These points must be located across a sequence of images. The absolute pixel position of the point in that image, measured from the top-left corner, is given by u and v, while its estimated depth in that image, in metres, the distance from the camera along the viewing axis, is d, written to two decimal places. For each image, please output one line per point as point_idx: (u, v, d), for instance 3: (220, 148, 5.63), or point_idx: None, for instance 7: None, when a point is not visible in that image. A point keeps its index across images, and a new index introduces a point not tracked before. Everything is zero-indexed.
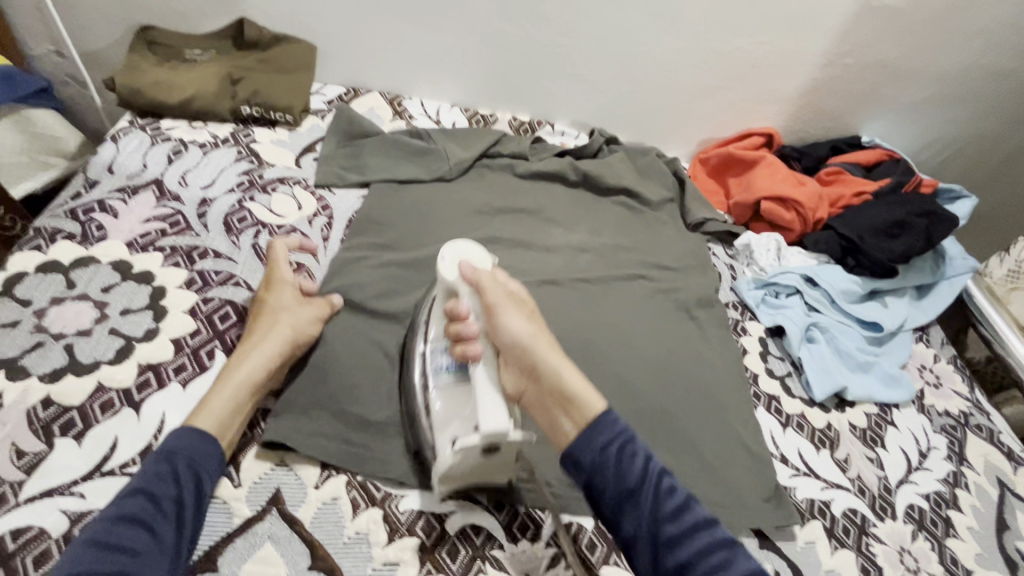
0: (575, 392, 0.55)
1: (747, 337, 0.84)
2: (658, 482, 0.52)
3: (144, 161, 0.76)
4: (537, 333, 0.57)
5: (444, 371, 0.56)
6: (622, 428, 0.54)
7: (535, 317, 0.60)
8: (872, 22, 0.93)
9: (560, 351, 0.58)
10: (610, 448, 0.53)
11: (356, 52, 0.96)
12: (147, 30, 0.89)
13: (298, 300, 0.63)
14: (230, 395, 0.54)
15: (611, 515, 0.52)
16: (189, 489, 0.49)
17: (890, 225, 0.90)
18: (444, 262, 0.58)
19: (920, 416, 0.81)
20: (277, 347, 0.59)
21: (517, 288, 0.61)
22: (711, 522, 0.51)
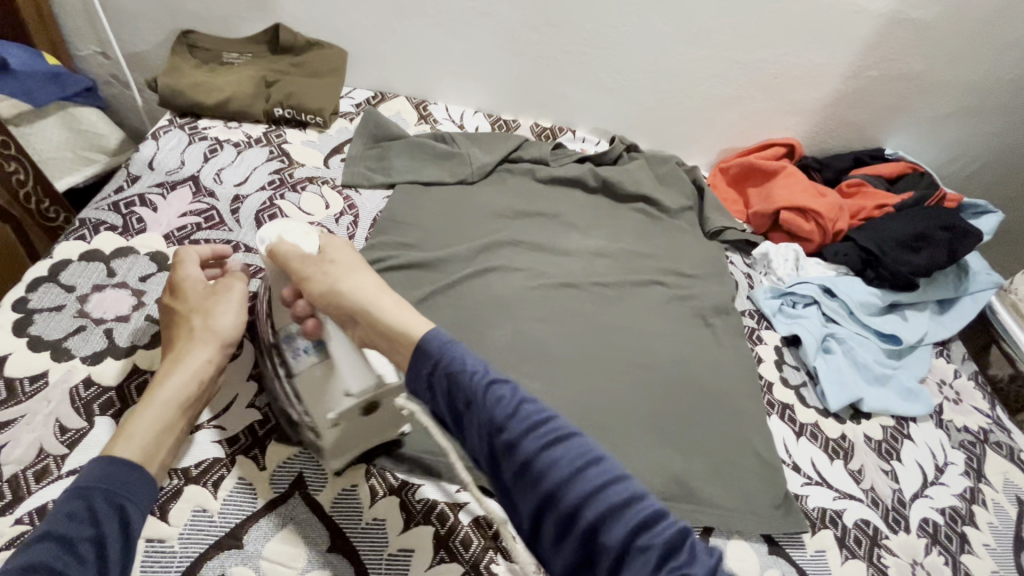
0: (399, 324, 0.50)
1: (762, 346, 0.84)
2: (484, 393, 0.44)
3: (182, 158, 0.80)
4: (344, 274, 0.54)
5: (305, 353, 0.56)
6: (445, 343, 0.47)
7: (345, 258, 0.56)
8: (899, 35, 0.93)
9: (377, 284, 0.54)
10: (433, 369, 0.47)
11: (385, 58, 0.99)
12: (186, 33, 0.92)
13: (209, 298, 0.59)
14: (154, 415, 0.51)
15: (456, 432, 0.47)
16: (107, 527, 0.44)
17: (912, 238, 0.90)
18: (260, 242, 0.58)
19: (939, 430, 0.80)
20: (203, 357, 0.56)
21: (329, 238, 0.58)
22: (542, 422, 0.44)
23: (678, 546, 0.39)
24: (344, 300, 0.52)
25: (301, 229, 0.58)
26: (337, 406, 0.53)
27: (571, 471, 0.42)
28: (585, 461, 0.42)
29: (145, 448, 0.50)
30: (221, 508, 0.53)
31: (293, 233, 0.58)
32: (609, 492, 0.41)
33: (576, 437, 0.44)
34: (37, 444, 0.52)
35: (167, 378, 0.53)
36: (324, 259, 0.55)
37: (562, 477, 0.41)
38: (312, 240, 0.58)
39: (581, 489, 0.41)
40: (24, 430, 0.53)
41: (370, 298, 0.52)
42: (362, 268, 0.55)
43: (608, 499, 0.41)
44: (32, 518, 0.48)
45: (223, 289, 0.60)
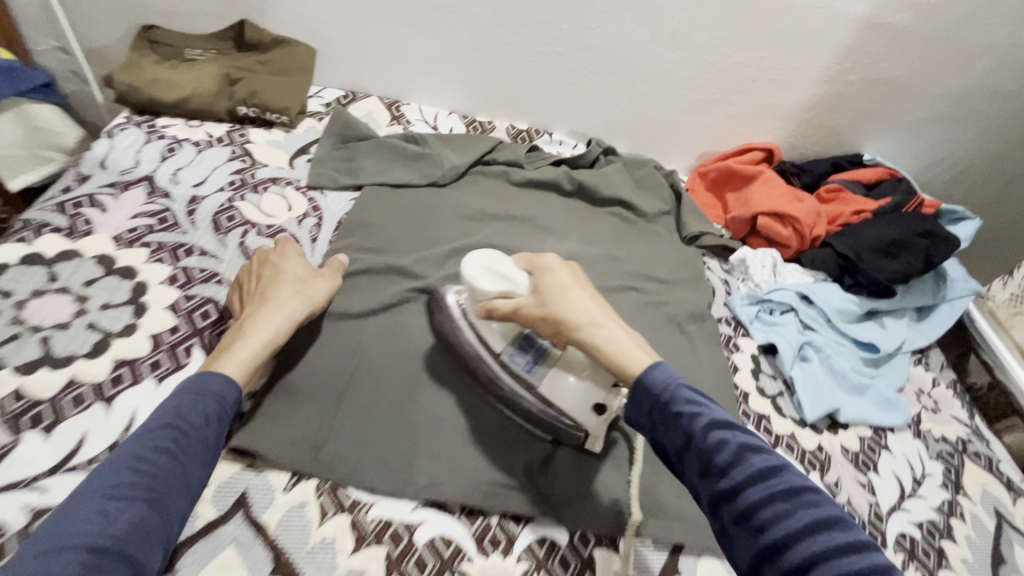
0: (617, 349, 0.56)
1: (739, 354, 0.83)
2: (706, 434, 0.48)
3: (137, 158, 0.76)
4: (569, 295, 0.59)
5: (534, 366, 0.62)
6: (667, 379, 0.53)
7: (557, 281, 0.60)
8: (876, 39, 0.91)
9: (591, 301, 0.60)
10: (654, 402, 0.52)
11: (356, 57, 0.96)
12: (147, 29, 0.89)
13: (309, 274, 0.67)
14: (256, 348, 0.57)
15: (678, 468, 0.51)
16: (215, 429, 0.51)
17: (889, 244, 0.89)
18: (473, 281, 0.61)
19: (916, 441, 0.79)
20: (298, 308, 0.62)
21: (528, 258, 0.64)
22: (769, 473, 0.45)
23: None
24: (574, 328, 0.58)
25: (494, 257, 0.63)
26: (588, 393, 0.60)
27: (797, 527, 0.42)
28: (816, 519, 0.42)
29: (242, 369, 0.56)
30: None
31: (496, 262, 0.62)
32: (849, 558, 0.40)
33: (806, 494, 0.44)
34: None
35: (270, 319, 0.60)
36: (547, 283, 0.60)
37: (787, 530, 0.42)
38: (508, 261, 0.63)
39: (811, 548, 0.41)
40: None
41: (586, 321, 0.58)
42: (575, 287, 0.61)
43: (841, 561, 0.40)
44: None
45: (324, 276, 0.68)
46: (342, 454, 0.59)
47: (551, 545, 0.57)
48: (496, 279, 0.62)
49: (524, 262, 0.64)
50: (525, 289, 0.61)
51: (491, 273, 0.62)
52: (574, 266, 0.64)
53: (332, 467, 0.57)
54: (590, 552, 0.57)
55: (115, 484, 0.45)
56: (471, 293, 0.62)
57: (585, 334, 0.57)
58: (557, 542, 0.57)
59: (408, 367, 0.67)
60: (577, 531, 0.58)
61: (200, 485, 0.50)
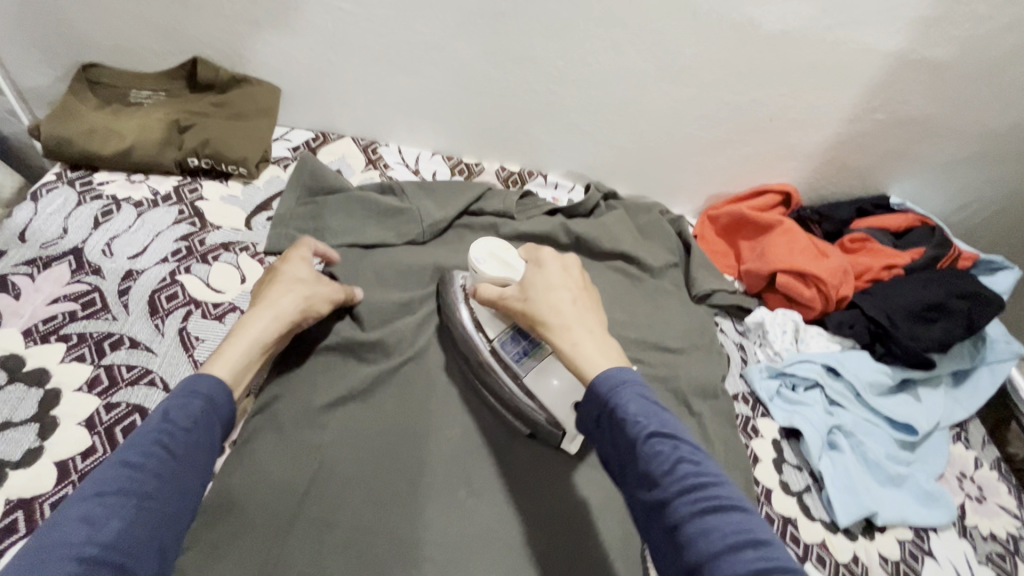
0: (581, 351, 0.50)
1: (758, 440, 0.73)
2: (643, 443, 0.42)
3: (65, 225, 0.66)
4: (551, 293, 0.55)
5: (522, 358, 0.61)
6: (620, 382, 0.46)
7: (545, 276, 0.57)
8: (909, 76, 0.81)
9: (573, 302, 0.54)
10: (597, 407, 0.46)
11: (327, 95, 0.86)
12: (87, 68, 0.79)
13: (313, 277, 0.64)
14: (246, 347, 0.54)
15: (615, 478, 0.45)
16: (206, 434, 0.47)
17: (926, 308, 0.79)
18: (476, 264, 0.62)
19: (962, 541, 0.69)
20: (295, 307, 0.60)
21: (532, 250, 0.61)
22: (704, 484, 0.39)
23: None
24: (544, 326, 0.53)
25: (500, 245, 0.63)
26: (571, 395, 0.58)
27: (722, 550, 0.36)
28: (745, 541, 0.36)
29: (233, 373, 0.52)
30: None
31: (501, 251, 0.63)
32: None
33: (735, 513, 0.38)
34: None
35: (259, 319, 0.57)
36: (536, 279, 0.57)
37: (709, 553, 0.36)
38: (515, 252, 0.63)
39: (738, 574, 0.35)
40: None
41: (559, 318, 0.53)
42: (561, 286, 0.56)
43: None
44: None
45: (329, 284, 0.65)
46: None
47: None
48: (497, 266, 0.62)
49: (526, 253, 0.62)
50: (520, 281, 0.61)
51: (494, 261, 0.62)
52: (570, 265, 0.59)
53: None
54: None
55: (104, 489, 0.40)
56: (473, 276, 0.64)
57: (552, 334, 0.53)
58: None
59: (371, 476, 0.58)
60: None
61: (192, 491, 0.46)
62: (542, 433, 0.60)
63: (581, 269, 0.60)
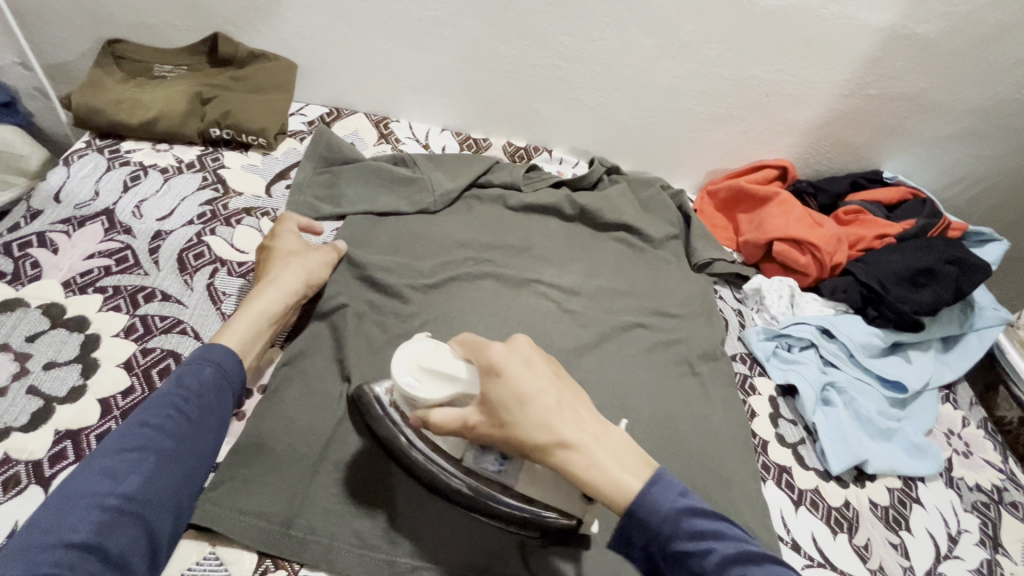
0: (595, 471, 0.46)
1: (756, 397, 0.76)
2: (721, 574, 0.43)
3: (96, 188, 0.69)
4: (536, 405, 0.47)
5: (504, 463, 0.51)
6: (668, 513, 0.45)
7: (515, 391, 0.47)
8: (899, 51, 0.85)
9: (559, 405, 0.48)
10: (657, 538, 0.45)
11: (340, 72, 0.90)
12: (112, 43, 0.82)
13: (304, 247, 0.68)
14: (251, 321, 0.58)
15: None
16: (219, 397, 0.53)
17: (916, 273, 0.83)
18: (410, 391, 0.48)
19: (949, 491, 0.73)
20: (294, 278, 0.63)
21: (475, 350, 0.49)
22: None
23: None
24: (543, 451, 0.47)
25: (425, 346, 0.51)
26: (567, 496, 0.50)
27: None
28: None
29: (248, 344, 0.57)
30: None
31: (429, 356, 0.50)
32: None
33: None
34: None
35: (264, 294, 0.61)
36: (507, 390, 0.47)
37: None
38: (443, 350, 0.50)
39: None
40: None
41: (560, 438, 0.46)
42: (538, 392, 0.47)
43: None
44: None
45: (319, 250, 0.69)
46: (317, 527, 0.54)
47: None
48: (436, 381, 0.49)
49: (461, 351, 0.50)
50: (474, 392, 0.49)
51: (428, 373, 0.49)
52: (530, 358, 0.49)
53: (305, 543, 0.53)
54: None
55: (127, 446, 0.47)
56: (409, 401, 0.50)
57: (559, 457, 0.46)
58: None
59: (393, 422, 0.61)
60: None
61: (210, 449, 0.52)
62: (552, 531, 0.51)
63: (538, 354, 0.50)
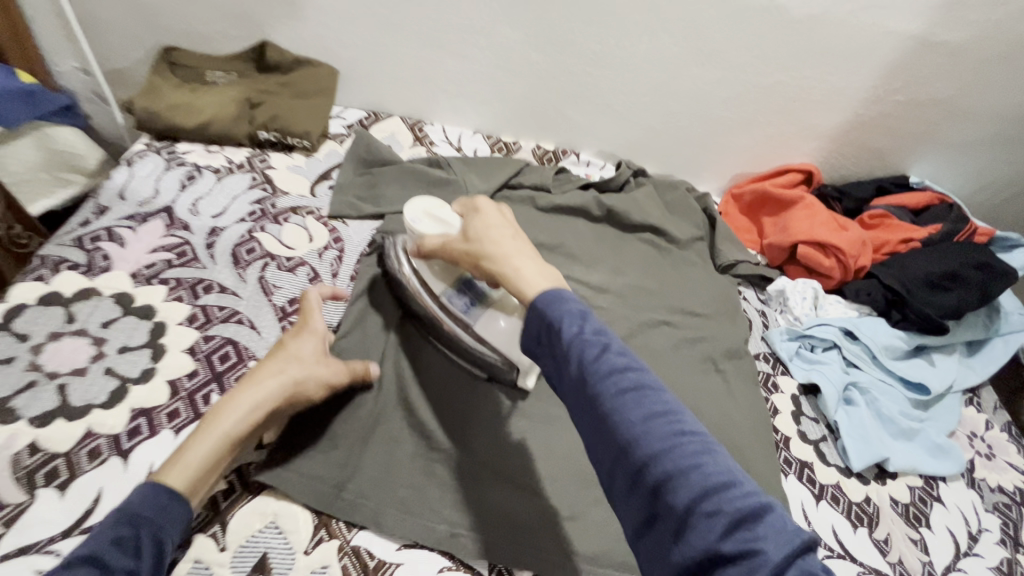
0: (519, 274, 0.51)
1: (778, 394, 0.78)
2: (572, 341, 0.44)
3: (156, 187, 0.74)
4: (491, 229, 0.56)
5: (471, 306, 0.64)
6: (550, 297, 0.47)
7: (481, 219, 0.57)
8: (928, 58, 0.86)
9: (515, 237, 0.55)
10: (537, 322, 0.47)
11: (379, 77, 0.94)
12: (168, 50, 0.88)
13: (315, 358, 0.59)
14: (208, 445, 0.50)
15: (552, 380, 0.47)
16: (147, 562, 0.44)
17: (942, 276, 0.84)
18: (414, 225, 0.62)
19: (970, 491, 0.74)
20: (273, 395, 0.54)
21: (465, 203, 0.61)
22: (630, 371, 0.42)
23: (752, 515, 0.36)
24: (486, 258, 0.54)
25: (434, 203, 0.64)
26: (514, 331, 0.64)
27: (639, 424, 0.40)
28: (658, 415, 0.40)
29: (187, 480, 0.49)
30: None
31: (437, 208, 0.63)
32: (685, 456, 0.38)
33: (654, 396, 0.41)
34: None
35: (238, 411, 0.52)
36: (479, 218, 0.57)
37: (634, 429, 0.40)
38: (448, 207, 0.64)
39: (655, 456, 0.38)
40: None
41: (500, 253, 0.53)
42: (500, 225, 0.57)
43: (676, 459, 0.38)
44: None
45: (331, 364, 0.59)
46: (365, 492, 0.56)
47: None
48: (435, 224, 0.62)
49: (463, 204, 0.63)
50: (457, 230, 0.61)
51: (430, 219, 0.63)
52: (507, 210, 0.60)
53: (355, 506, 0.55)
54: None
55: None
56: (411, 237, 0.64)
57: (494, 265, 0.53)
58: None
59: (437, 399, 0.64)
60: None
61: None
62: (500, 372, 0.64)
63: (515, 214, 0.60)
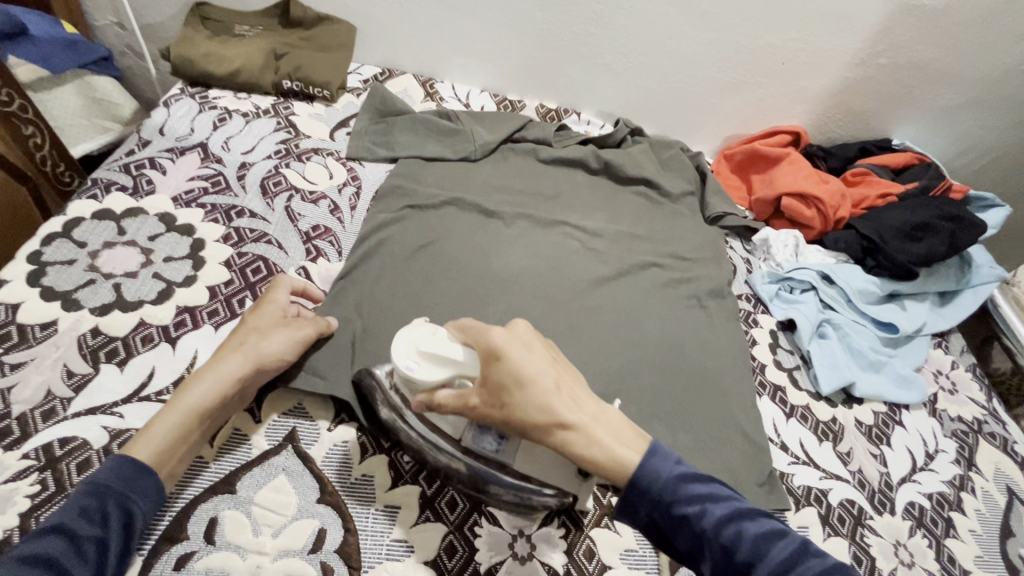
0: (596, 449, 0.48)
1: (757, 328, 0.85)
2: (717, 531, 0.45)
3: (192, 126, 0.81)
4: (536, 384, 0.49)
5: (502, 444, 0.52)
6: (668, 477, 0.48)
7: (514, 372, 0.48)
8: (908, 22, 0.91)
9: (555, 384, 0.50)
10: (665, 510, 0.47)
11: (394, 35, 1.00)
12: (199, 5, 0.94)
13: (277, 323, 0.58)
14: (173, 419, 0.50)
15: (692, 564, 0.47)
16: (114, 532, 0.44)
17: (913, 227, 0.90)
18: (411, 374, 0.51)
19: (931, 419, 0.80)
20: (234, 367, 0.54)
21: (475, 332, 0.51)
22: (791, 558, 0.43)
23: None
24: (544, 429, 0.48)
25: (426, 331, 0.53)
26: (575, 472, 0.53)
27: None
28: None
29: (158, 451, 0.49)
30: (216, 458, 0.55)
31: (427, 340, 0.52)
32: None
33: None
34: (45, 386, 0.53)
35: (198, 384, 0.52)
36: (509, 369, 0.49)
37: None
38: (443, 336, 0.52)
39: None
40: (34, 372, 0.54)
41: (559, 420, 0.48)
42: (535, 375, 0.49)
43: None
44: (38, 453, 0.49)
45: (293, 326, 0.59)
46: None
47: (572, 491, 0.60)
48: (434, 365, 0.51)
49: (463, 331, 0.52)
50: (472, 370, 0.51)
51: (428, 359, 0.52)
52: (530, 338, 0.52)
53: None
54: (609, 500, 0.60)
55: None
56: (409, 384, 0.53)
57: (561, 438, 0.48)
58: None
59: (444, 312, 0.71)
60: (596, 483, 0.61)
61: None
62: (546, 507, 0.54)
63: (538, 340, 0.53)
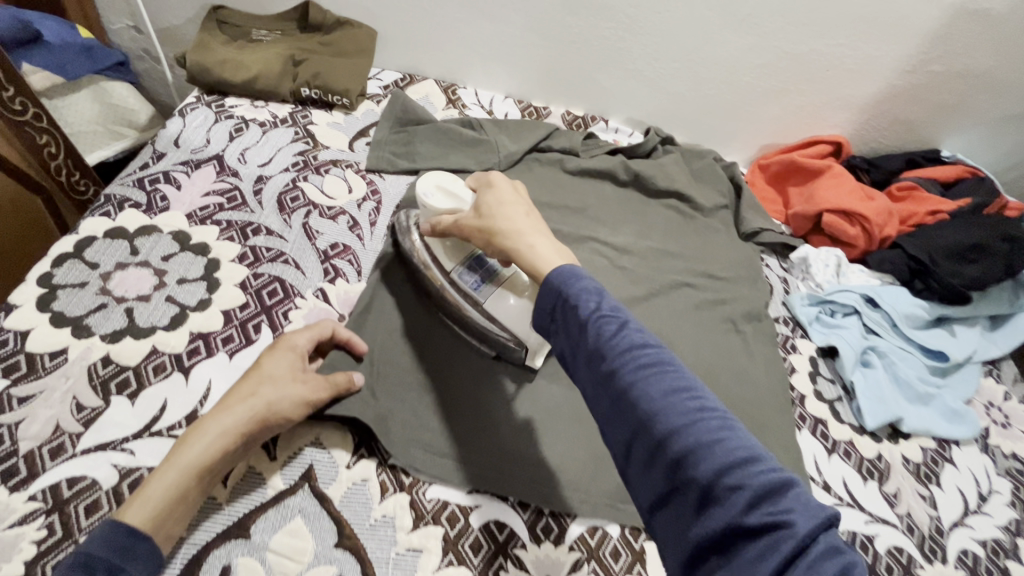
0: (533, 254, 0.52)
1: (796, 355, 0.80)
2: (592, 322, 0.45)
3: (207, 137, 0.79)
4: (512, 207, 0.58)
5: (480, 285, 0.64)
6: (568, 278, 0.49)
7: (495, 197, 0.59)
8: (965, 26, 0.85)
9: (526, 213, 0.57)
10: (553, 301, 0.49)
11: (416, 39, 0.97)
12: (217, 9, 0.92)
13: (292, 375, 0.54)
14: (172, 478, 0.47)
15: (568, 359, 0.47)
16: None
17: (968, 248, 0.83)
18: (426, 200, 0.63)
19: (983, 456, 0.75)
20: (239, 422, 0.51)
21: (479, 178, 0.63)
22: (644, 347, 0.43)
23: (769, 486, 0.36)
24: (499, 235, 0.56)
25: (450, 178, 0.65)
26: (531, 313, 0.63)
27: (659, 399, 0.40)
28: (680, 393, 0.41)
29: (153, 515, 0.46)
30: (229, 499, 0.52)
31: (449, 183, 0.64)
32: (699, 422, 0.39)
33: (674, 370, 0.42)
34: (53, 421, 0.51)
35: (200, 438, 0.49)
36: (497, 195, 0.59)
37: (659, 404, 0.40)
38: (462, 183, 0.64)
39: (680, 427, 0.39)
40: (42, 405, 0.52)
41: (513, 228, 0.55)
42: (512, 203, 0.58)
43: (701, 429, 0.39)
44: (45, 495, 0.48)
45: (310, 380, 0.55)
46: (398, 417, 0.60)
47: (602, 536, 0.56)
48: (445, 198, 0.63)
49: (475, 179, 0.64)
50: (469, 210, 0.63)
51: (441, 193, 0.64)
52: (519, 186, 0.62)
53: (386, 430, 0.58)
54: (642, 544, 0.56)
55: None
56: (425, 212, 0.65)
57: (506, 241, 0.55)
58: (607, 533, 0.57)
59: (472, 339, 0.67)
60: (628, 524, 0.57)
61: None
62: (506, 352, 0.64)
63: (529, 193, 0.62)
